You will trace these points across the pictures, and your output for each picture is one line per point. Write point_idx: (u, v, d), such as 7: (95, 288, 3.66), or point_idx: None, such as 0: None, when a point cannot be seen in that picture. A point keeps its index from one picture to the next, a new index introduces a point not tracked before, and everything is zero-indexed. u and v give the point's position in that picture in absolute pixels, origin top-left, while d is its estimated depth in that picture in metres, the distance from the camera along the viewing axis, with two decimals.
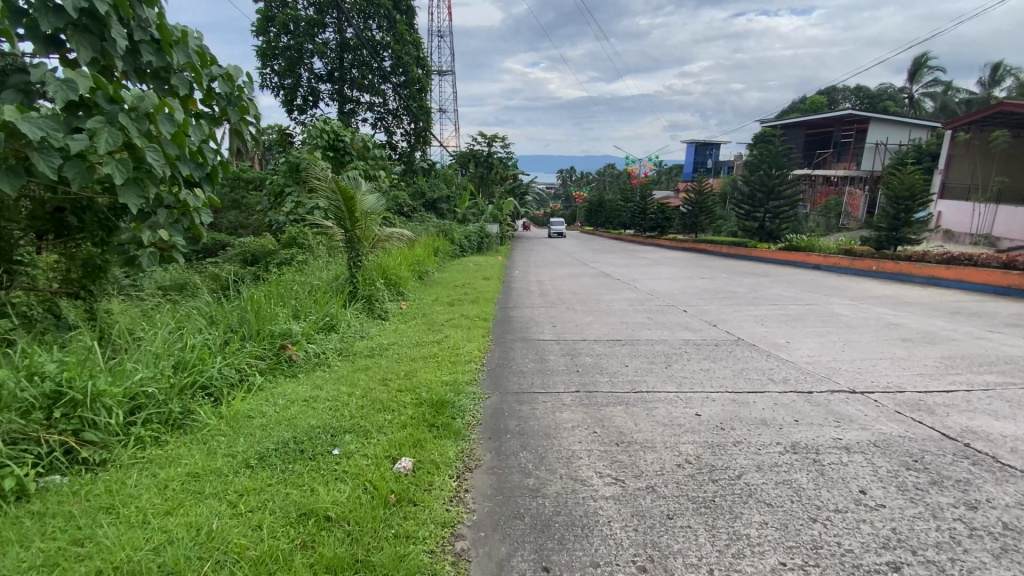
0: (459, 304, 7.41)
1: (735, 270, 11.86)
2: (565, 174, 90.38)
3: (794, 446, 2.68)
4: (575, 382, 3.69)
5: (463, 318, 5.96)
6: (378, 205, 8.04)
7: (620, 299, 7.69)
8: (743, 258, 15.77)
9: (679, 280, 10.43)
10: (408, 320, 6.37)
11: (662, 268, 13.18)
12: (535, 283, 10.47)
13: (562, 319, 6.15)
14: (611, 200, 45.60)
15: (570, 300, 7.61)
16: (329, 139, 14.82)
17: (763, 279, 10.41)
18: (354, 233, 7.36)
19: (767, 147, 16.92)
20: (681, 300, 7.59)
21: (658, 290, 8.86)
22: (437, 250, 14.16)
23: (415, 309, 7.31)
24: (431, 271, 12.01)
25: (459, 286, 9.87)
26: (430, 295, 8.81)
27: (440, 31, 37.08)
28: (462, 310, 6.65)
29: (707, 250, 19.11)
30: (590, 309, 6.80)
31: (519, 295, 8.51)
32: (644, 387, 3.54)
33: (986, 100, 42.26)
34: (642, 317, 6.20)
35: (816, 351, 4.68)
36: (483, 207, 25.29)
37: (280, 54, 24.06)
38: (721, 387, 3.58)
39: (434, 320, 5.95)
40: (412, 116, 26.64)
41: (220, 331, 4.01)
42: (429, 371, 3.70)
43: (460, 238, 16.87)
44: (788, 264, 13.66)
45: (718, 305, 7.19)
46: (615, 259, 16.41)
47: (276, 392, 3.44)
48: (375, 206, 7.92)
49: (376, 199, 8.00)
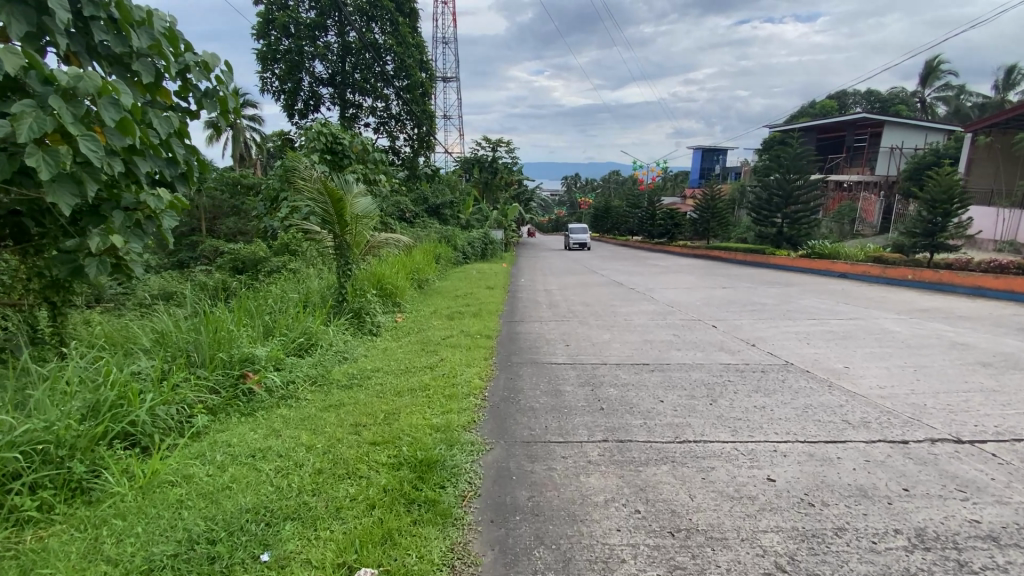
0: (461, 317, 6.65)
1: (757, 279, 11.05)
2: (570, 180, 89.78)
3: (921, 538, 1.90)
4: (598, 426, 2.90)
5: (465, 335, 5.18)
6: (372, 208, 7.30)
7: (638, 312, 6.90)
8: (761, 265, 14.95)
9: (699, 290, 9.65)
10: (402, 336, 5.61)
11: (677, 276, 12.39)
12: (543, 292, 9.72)
13: (577, 336, 5.38)
14: (617, 206, 44.88)
15: (582, 313, 6.84)
16: (327, 142, 14.17)
17: (790, 289, 9.61)
18: (344, 239, 6.63)
19: (785, 149, 16.08)
20: (707, 314, 6.79)
21: (677, 301, 8.07)
22: (438, 258, 13.44)
23: (411, 324, 6.56)
24: (432, 279, 11.29)
25: (461, 295, 9.13)
26: (430, 307, 8.07)
27: (445, 37, 36.86)
28: (464, 325, 5.88)
29: (722, 257, 18.25)
30: (606, 324, 6.02)
31: (527, 307, 7.77)
32: (690, 436, 2.76)
33: (1001, 104, 41.26)
34: (668, 334, 5.41)
35: (887, 381, 3.88)
36: (487, 212, 24.62)
37: (281, 57, 23.56)
38: (788, 434, 2.80)
39: (430, 338, 5.17)
40: (416, 120, 26.06)
41: (162, 358, 3.26)
42: (416, 411, 2.93)
43: (463, 245, 16.14)
44: (812, 272, 12.83)
45: (751, 320, 6.38)
46: (625, 266, 15.62)
47: (218, 441, 2.69)
48: (368, 209, 7.18)
49: (370, 201, 7.26)
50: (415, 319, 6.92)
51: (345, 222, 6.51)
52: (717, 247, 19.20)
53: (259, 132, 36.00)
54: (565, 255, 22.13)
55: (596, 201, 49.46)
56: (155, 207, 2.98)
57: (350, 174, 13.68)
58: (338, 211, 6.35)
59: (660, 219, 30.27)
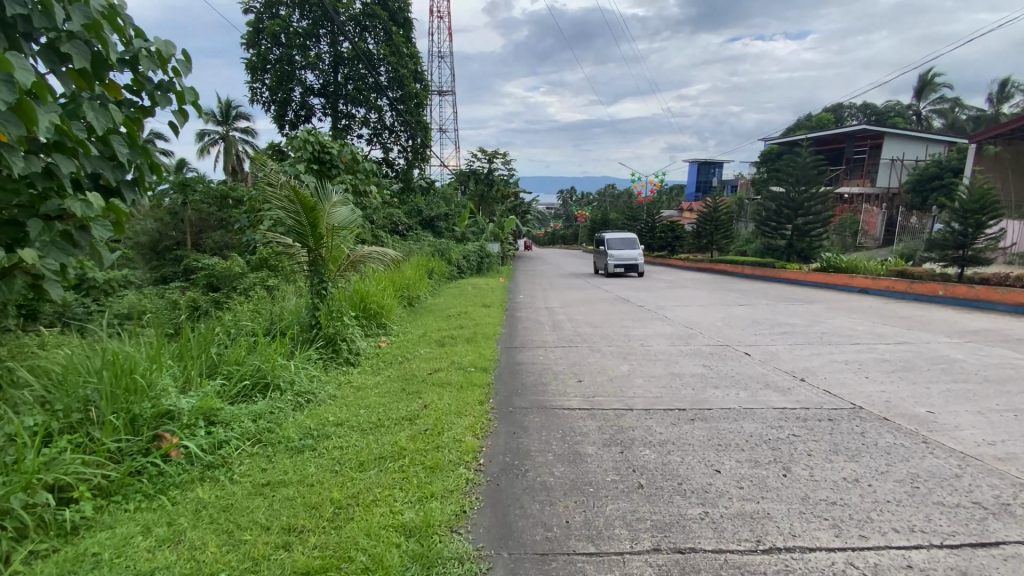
0: (454, 339, 5.80)
1: (773, 295, 10.24)
2: (566, 193, 89.37)
3: None
4: (642, 517, 2.07)
5: (458, 367, 4.30)
6: (353, 218, 6.46)
7: (656, 335, 6.07)
8: (771, 280, 14.21)
9: (714, 308, 8.85)
10: (384, 368, 4.73)
11: (686, 292, 11.57)
12: (544, 311, 8.87)
13: (591, 367, 4.54)
14: (615, 219, 44.38)
15: (592, 337, 6.00)
16: (314, 152, 13.40)
17: (814, 306, 8.83)
18: (319, 253, 5.78)
19: (794, 159, 15.29)
20: (734, 338, 5.94)
21: (694, 322, 7.24)
22: (431, 273, 12.62)
23: (396, 351, 5.68)
24: (424, 296, 10.47)
25: (456, 314, 8.29)
26: (421, 328, 7.19)
27: (441, 52, 36.53)
28: (457, 352, 5.02)
29: (728, 271, 17.50)
30: (622, 351, 5.18)
31: (530, 328, 6.98)
32: (776, 536, 1.93)
33: (997, 116, 41.07)
34: (697, 366, 4.56)
35: (992, 433, 3.04)
36: (483, 225, 23.87)
37: (271, 67, 22.90)
38: (916, 533, 1.98)
39: (414, 370, 4.30)
40: (410, 132, 25.44)
41: (37, 422, 2.38)
42: (380, 500, 2.07)
43: (458, 259, 15.34)
44: (828, 287, 12.08)
45: (786, 345, 5.55)
46: (628, 280, 14.83)
47: (84, 559, 1.83)
48: (348, 219, 6.34)
49: (350, 210, 6.42)
50: (401, 344, 6.05)
51: (319, 230, 5.63)
52: (722, 260, 18.42)
53: (253, 144, 35.40)
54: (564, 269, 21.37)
55: (594, 214, 48.93)
56: (83, 214, 2.23)
57: (337, 185, 12.87)
58: (312, 220, 5.49)
59: (660, 231, 29.63)
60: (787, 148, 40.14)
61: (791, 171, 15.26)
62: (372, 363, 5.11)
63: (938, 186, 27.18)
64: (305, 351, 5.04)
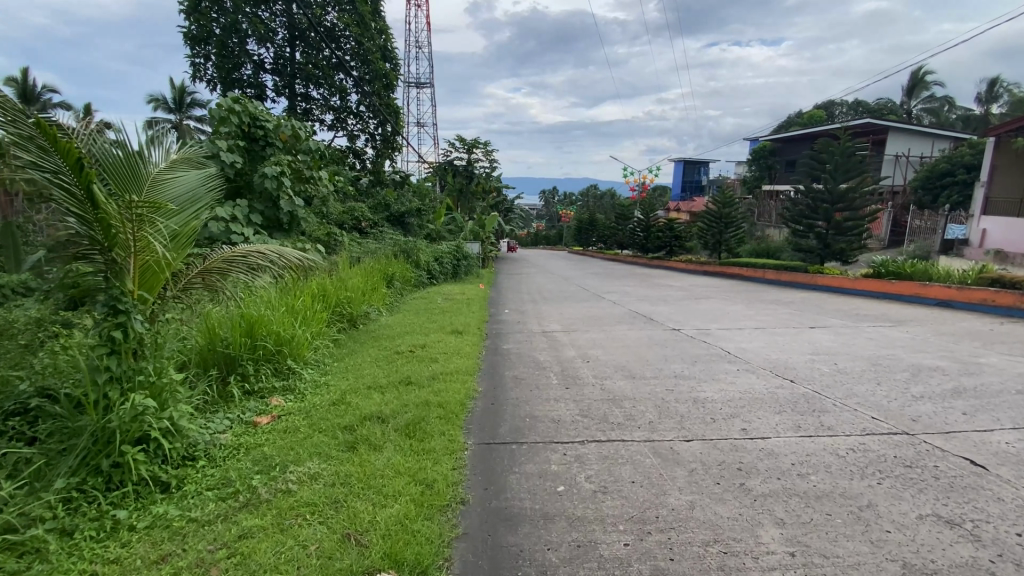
0: (385, 408, 3.20)
1: (840, 313, 7.70)
2: (548, 193, 86.30)
3: None
4: None
5: (349, 559, 1.70)
6: (203, 193, 3.61)
7: (753, 403, 3.44)
8: (807, 288, 11.72)
9: (779, 331, 6.29)
10: (202, 531, 2.13)
11: (778, 322, 6.97)
12: (542, 335, 6.19)
13: (696, 528, 1.93)
14: (603, 219, 42.00)
15: (642, 405, 3.34)
16: (241, 126, 10.36)
17: (914, 330, 6.34)
18: (117, 259, 2.91)
19: (833, 142, 12.57)
20: (892, 411, 3.34)
21: (782, 362, 4.60)
22: (389, 280, 9.80)
23: (273, 445, 3.04)
24: (373, 312, 7.73)
25: (411, 340, 5.68)
26: (350, 373, 4.56)
27: (415, 41, 33.54)
28: (374, 465, 2.40)
29: (744, 276, 15.05)
30: (725, 460, 2.52)
31: (525, 371, 4.32)
32: None
33: (989, 115, 39.73)
34: (939, 530, 1.96)
35: None
36: (461, 222, 21.10)
37: (213, 37, 19.54)
38: None
39: (235, 569, 1.70)
40: (378, 116, 22.43)
41: None
42: None
43: (428, 261, 12.49)
44: (890, 298, 9.60)
45: (1013, 432, 2.95)
46: (635, 288, 12.20)
47: None
48: (189, 190, 3.47)
49: (193, 177, 3.56)
50: (298, 419, 3.44)
51: (111, 206, 2.77)
52: (736, 263, 15.96)
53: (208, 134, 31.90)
54: (554, 273, 18.72)
55: (581, 214, 46.42)
56: None
57: (268, 168, 9.92)
58: (87, 192, 2.64)
59: (657, 231, 27.11)
60: (782, 145, 38.12)
61: (831, 158, 12.46)
62: (203, 494, 2.50)
63: (950, 184, 25.26)
64: (53, 483, 2.42)
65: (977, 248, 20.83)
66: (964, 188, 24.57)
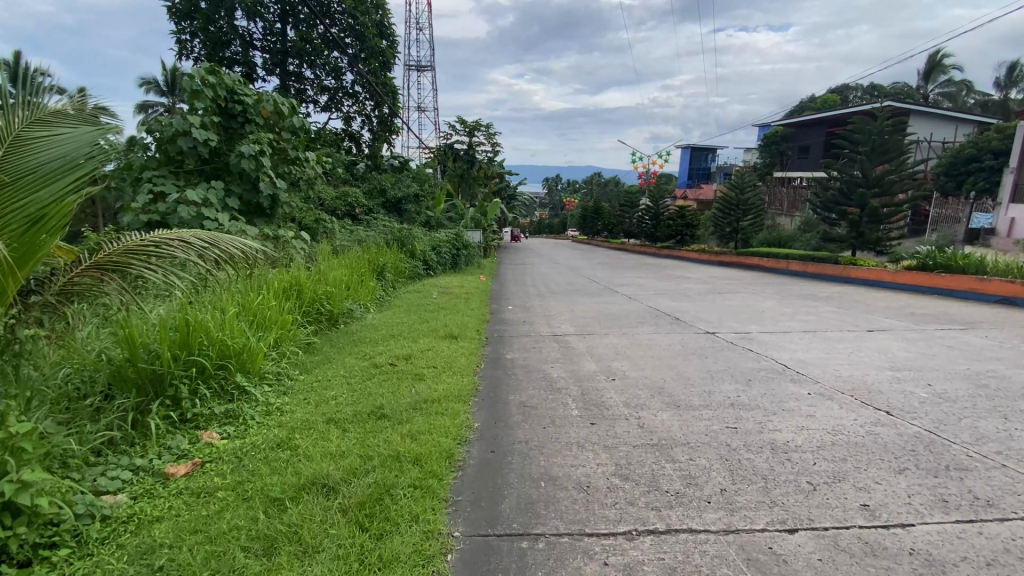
0: (340, 465, 2.22)
1: (894, 313, 6.68)
2: (552, 181, 84.80)
3: None
4: None
5: None
6: (96, 159, 2.50)
7: (857, 456, 2.48)
8: (840, 281, 10.69)
9: (834, 336, 5.31)
10: None
11: (829, 324, 5.98)
12: (554, 338, 5.23)
13: None
14: (608, 207, 40.82)
15: (704, 459, 2.39)
16: (216, 100, 9.22)
17: (994, 336, 5.34)
18: None
19: (869, 121, 11.45)
20: None
21: (863, 383, 3.63)
22: (380, 272, 8.83)
23: (172, 524, 2.08)
24: (359, 309, 6.79)
25: (396, 346, 4.71)
26: (313, 394, 3.60)
27: (414, 21, 32.22)
28: None
29: (765, 267, 14.02)
30: None
31: (537, 394, 3.34)
32: None
33: (1011, 99, 38.04)
34: None
35: None
36: (462, 209, 20.05)
37: (198, 9, 18.36)
38: None
39: None
40: (374, 96, 21.27)
41: None
42: None
43: (425, 250, 11.49)
44: (939, 294, 8.57)
45: None
46: (650, 281, 11.18)
47: None
48: (64, 153, 2.39)
49: (78, 136, 2.48)
50: (223, 472, 2.49)
51: None
52: (756, 253, 14.91)
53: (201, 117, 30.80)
54: (561, 263, 17.72)
55: (586, 201, 45.24)
56: None
57: (245, 146, 8.83)
58: None
59: (667, 219, 25.98)
60: (795, 130, 36.69)
61: (868, 137, 11.36)
62: None
63: (976, 170, 23.94)
64: None
65: (1005, 238, 19.66)
66: (991, 174, 23.23)
